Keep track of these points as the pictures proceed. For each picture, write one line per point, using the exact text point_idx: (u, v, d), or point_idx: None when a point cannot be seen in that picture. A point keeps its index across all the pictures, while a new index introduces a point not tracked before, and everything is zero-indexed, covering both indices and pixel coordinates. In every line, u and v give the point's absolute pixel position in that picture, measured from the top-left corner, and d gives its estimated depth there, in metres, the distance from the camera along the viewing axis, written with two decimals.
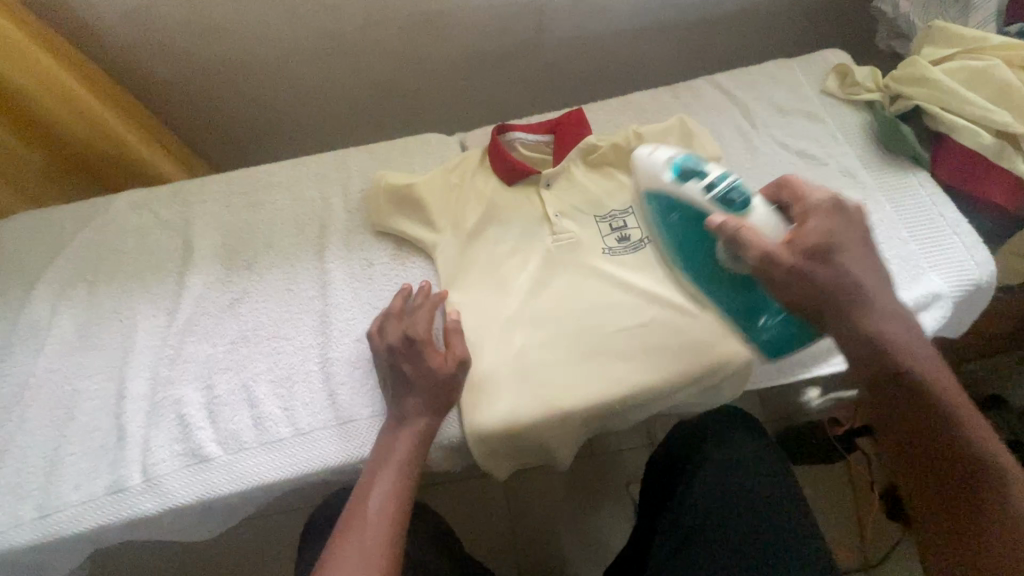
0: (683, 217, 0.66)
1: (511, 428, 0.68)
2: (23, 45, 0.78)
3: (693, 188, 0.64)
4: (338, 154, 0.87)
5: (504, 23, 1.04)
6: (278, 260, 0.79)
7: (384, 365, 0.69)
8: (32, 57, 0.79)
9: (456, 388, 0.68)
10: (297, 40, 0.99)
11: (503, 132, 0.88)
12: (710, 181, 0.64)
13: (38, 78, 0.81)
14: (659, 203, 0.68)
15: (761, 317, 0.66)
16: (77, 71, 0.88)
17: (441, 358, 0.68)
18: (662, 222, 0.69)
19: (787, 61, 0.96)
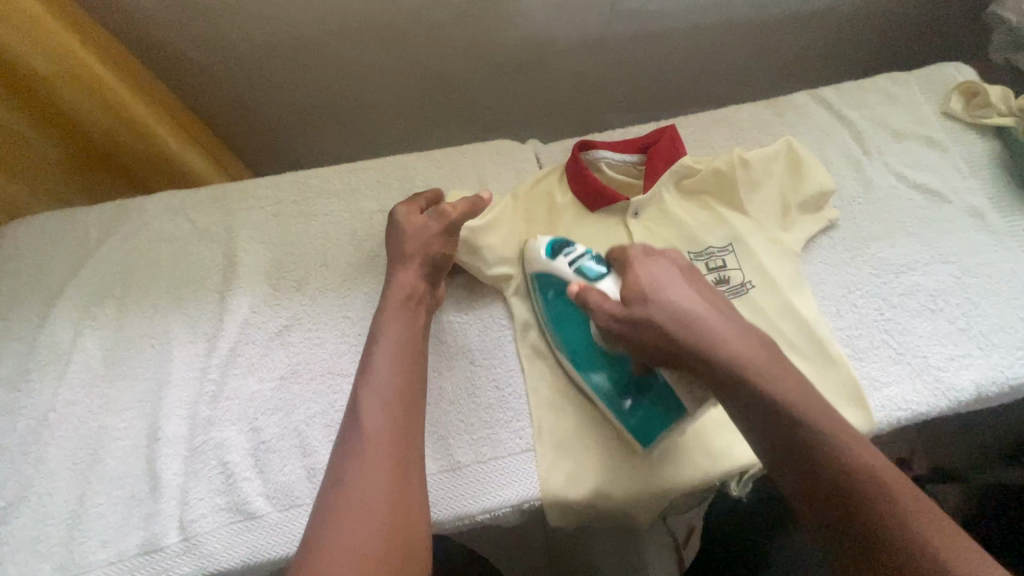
0: (570, 310, 0.64)
1: (600, 500, 0.59)
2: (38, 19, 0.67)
3: (562, 269, 0.61)
4: (397, 161, 0.77)
5: (578, 15, 0.93)
6: (332, 283, 0.69)
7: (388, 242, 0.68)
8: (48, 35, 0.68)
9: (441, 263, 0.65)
10: (347, 26, 0.88)
11: (585, 149, 0.74)
12: (576, 259, 0.61)
13: (66, 67, 0.72)
14: (541, 279, 0.65)
15: (598, 373, 0.62)
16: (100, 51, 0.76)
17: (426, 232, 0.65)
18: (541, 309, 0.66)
19: (899, 76, 0.86)
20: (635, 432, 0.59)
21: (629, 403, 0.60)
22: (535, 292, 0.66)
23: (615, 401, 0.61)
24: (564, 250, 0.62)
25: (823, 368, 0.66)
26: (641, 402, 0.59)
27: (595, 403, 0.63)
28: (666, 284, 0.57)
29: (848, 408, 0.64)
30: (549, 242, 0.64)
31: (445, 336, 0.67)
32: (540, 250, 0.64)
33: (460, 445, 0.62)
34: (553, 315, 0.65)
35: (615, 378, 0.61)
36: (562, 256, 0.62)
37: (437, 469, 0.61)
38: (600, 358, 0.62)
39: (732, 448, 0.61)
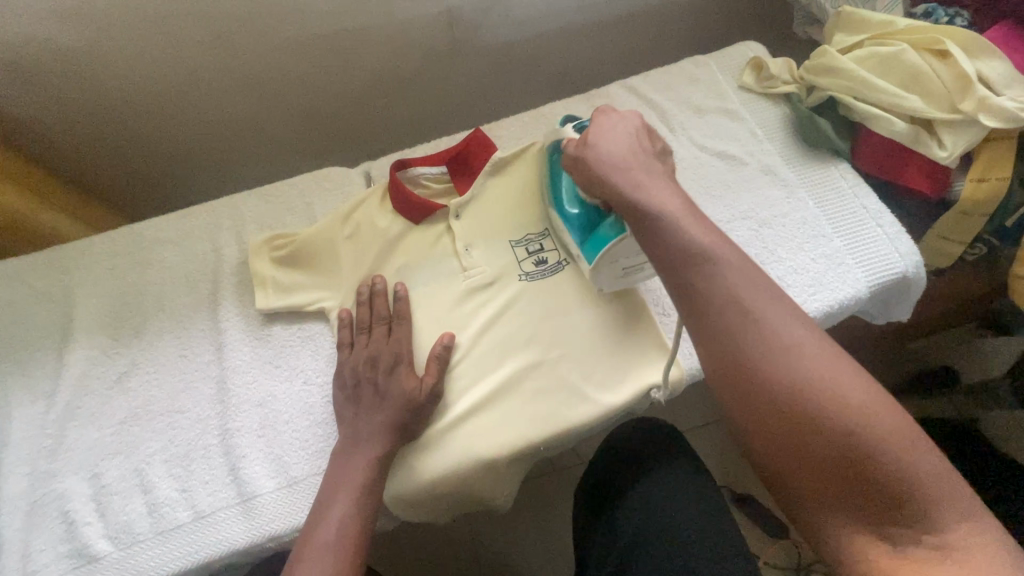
0: (560, 168, 0.73)
1: (436, 483, 0.65)
2: None
3: (566, 131, 0.71)
4: (230, 199, 0.81)
5: (409, 39, 1.00)
6: (169, 324, 0.72)
7: (344, 391, 0.66)
8: None
9: (423, 406, 0.66)
10: (192, 74, 0.94)
11: (403, 168, 0.80)
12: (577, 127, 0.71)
13: None
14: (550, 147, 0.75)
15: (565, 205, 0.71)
16: None
17: (413, 380, 0.66)
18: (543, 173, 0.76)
19: (700, 60, 0.94)
20: (585, 253, 0.69)
21: (582, 238, 0.70)
22: (545, 155, 0.76)
23: (574, 234, 0.70)
24: (573, 122, 0.73)
25: (637, 329, 0.72)
26: (594, 234, 0.68)
27: (564, 237, 0.73)
28: (607, 140, 0.62)
29: (654, 362, 0.70)
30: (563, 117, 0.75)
31: (280, 359, 0.71)
32: (557, 124, 0.75)
33: (296, 461, 0.66)
34: (552, 169, 0.74)
35: (578, 225, 0.70)
36: (569, 124, 0.72)
37: (272, 486, 0.64)
38: (572, 198, 0.71)
39: (553, 416, 0.67)
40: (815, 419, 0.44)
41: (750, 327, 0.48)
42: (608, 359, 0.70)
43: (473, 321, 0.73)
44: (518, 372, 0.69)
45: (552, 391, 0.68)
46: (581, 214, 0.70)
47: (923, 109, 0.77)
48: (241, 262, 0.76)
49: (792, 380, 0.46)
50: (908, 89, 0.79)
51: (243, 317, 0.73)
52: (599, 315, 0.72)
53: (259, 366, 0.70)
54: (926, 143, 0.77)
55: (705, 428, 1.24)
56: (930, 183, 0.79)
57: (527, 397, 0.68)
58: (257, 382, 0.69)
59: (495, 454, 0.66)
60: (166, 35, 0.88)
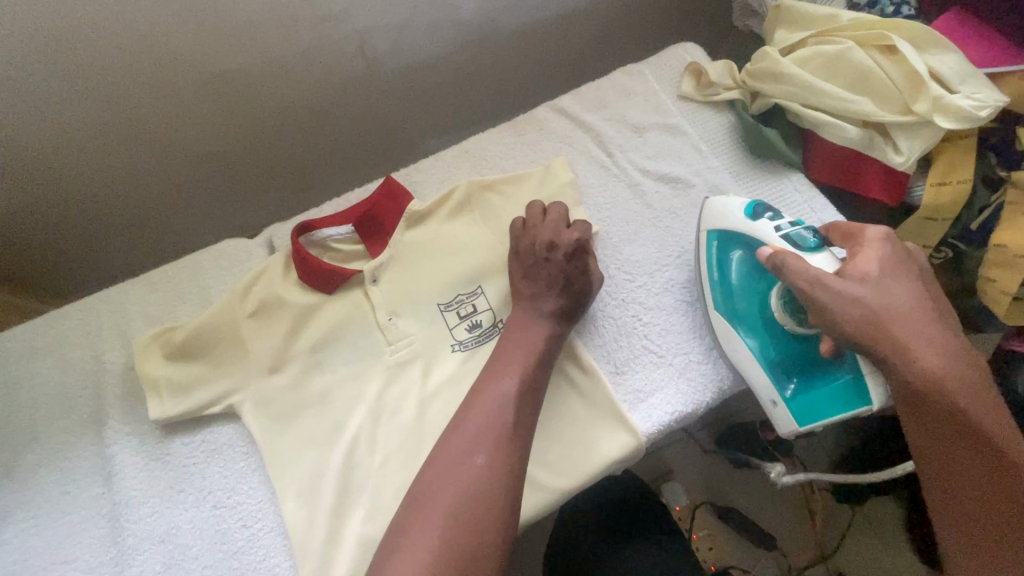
0: (743, 272, 0.66)
1: None
2: None
3: (763, 229, 0.63)
4: (110, 291, 0.69)
5: (312, 71, 0.88)
6: (46, 454, 0.62)
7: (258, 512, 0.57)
8: None
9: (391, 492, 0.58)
10: (58, 142, 0.81)
11: (308, 232, 0.70)
12: (786, 228, 0.62)
13: None
14: (728, 244, 0.66)
15: (755, 346, 0.64)
16: None
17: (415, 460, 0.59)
18: (707, 271, 0.67)
19: (634, 67, 0.85)
20: (793, 406, 0.61)
21: (792, 388, 0.62)
22: (709, 246, 0.67)
23: (777, 378, 0.63)
24: (768, 214, 0.64)
25: (585, 397, 0.64)
26: (816, 383, 0.61)
27: (741, 363, 0.64)
28: (885, 277, 0.56)
29: (612, 430, 0.62)
30: (751, 203, 0.66)
31: (183, 480, 0.61)
32: (736, 210, 0.66)
33: None
34: (739, 283, 0.66)
35: (782, 360, 0.63)
36: (766, 219, 0.64)
37: None
38: (769, 333, 0.64)
39: None
40: (1002, 499, 0.49)
41: (965, 411, 0.51)
42: (559, 435, 0.62)
43: (405, 403, 0.64)
44: None
45: None
46: (775, 341, 0.64)
47: (876, 113, 0.70)
48: (128, 366, 0.66)
49: (986, 462, 0.50)
50: (857, 91, 0.72)
51: (133, 433, 0.63)
52: (548, 385, 0.65)
53: (158, 494, 0.60)
54: (881, 149, 0.71)
55: (683, 444, 1.17)
56: (888, 191, 0.73)
57: None
58: (156, 514, 0.60)
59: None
60: (19, 98, 0.75)
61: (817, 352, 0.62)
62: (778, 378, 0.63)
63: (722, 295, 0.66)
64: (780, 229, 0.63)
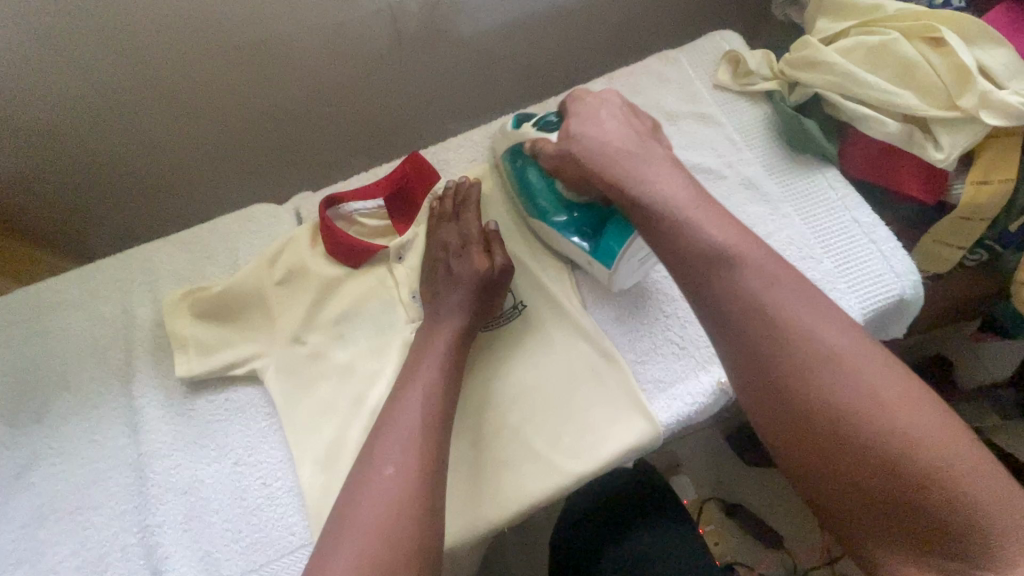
0: (535, 175, 0.68)
1: None
2: None
3: (523, 129, 0.69)
4: (142, 250, 0.71)
5: (348, 43, 0.88)
6: (76, 404, 0.64)
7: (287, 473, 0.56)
8: None
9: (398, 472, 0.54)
10: (95, 99, 0.81)
11: (334, 205, 0.70)
12: (536, 120, 0.69)
13: None
14: (511, 153, 0.71)
15: (558, 221, 0.66)
16: None
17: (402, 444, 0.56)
18: (511, 185, 0.71)
19: (669, 55, 0.84)
20: (599, 258, 0.64)
21: (589, 241, 0.65)
22: (504, 167, 0.72)
23: (578, 240, 0.65)
24: (529, 119, 0.71)
25: (604, 380, 0.64)
26: (602, 235, 0.64)
27: (557, 243, 0.68)
28: None
29: (631, 414, 0.62)
30: (515, 117, 0.72)
31: (205, 436, 0.62)
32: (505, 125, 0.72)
33: (229, 558, 0.58)
34: (522, 178, 0.70)
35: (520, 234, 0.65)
36: (525, 122, 0.70)
37: None
38: (556, 204, 0.67)
39: (515, 487, 0.59)
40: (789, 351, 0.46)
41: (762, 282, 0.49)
42: (578, 415, 0.62)
43: None
44: (480, 441, 0.61)
45: (517, 462, 0.60)
46: (577, 213, 0.66)
47: (919, 106, 0.68)
48: (157, 324, 0.67)
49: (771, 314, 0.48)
50: (900, 83, 0.70)
51: (159, 389, 0.64)
52: (571, 367, 0.64)
53: (181, 448, 0.62)
54: (920, 145, 0.69)
55: (692, 440, 1.16)
56: (927, 188, 0.71)
57: (492, 469, 0.60)
58: (179, 467, 0.61)
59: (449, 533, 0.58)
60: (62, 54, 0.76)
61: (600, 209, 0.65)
62: (576, 239, 0.65)
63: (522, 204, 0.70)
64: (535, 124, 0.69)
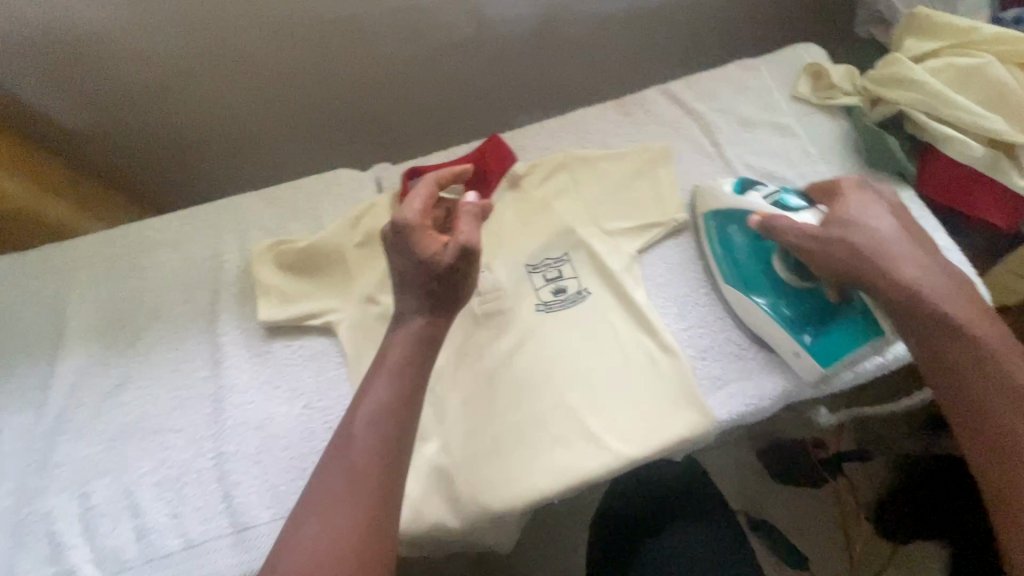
0: (746, 243, 0.68)
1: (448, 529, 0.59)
2: None
3: (753, 200, 0.66)
4: (235, 201, 0.76)
5: (437, 26, 0.92)
6: (164, 335, 0.68)
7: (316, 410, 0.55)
8: None
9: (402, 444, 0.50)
10: (199, 56, 0.87)
11: (416, 177, 0.73)
12: (769, 194, 0.67)
13: None
14: (721, 219, 0.69)
15: (770, 304, 0.65)
16: None
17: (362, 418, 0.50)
18: (711, 249, 0.70)
19: (750, 62, 0.85)
20: (816, 354, 0.63)
21: (809, 335, 0.63)
22: (708, 229, 0.70)
23: (795, 332, 0.64)
24: (754, 188, 0.68)
25: (663, 369, 0.65)
26: (829, 329, 0.63)
27: (763, 327, 0.66)
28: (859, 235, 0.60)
29: (688, 406, 0.63)
30: (736, 181, 0.70)
31: (278, 378, 0.66)
32: (726, 188, 0.69)
33: (293, 493, 0.61)
34: (731, 249, 0.68)
35: (801, 317, 0.64)
36: (752, 191, 0.67)
37: (267, 517, 0.60)
38: (775, 289, 0.66)
39: (567, 462, 0.60)
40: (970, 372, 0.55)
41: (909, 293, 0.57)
42: (635, 401, 0.63)
43: (490, 346, 0.66)
44: (535, 414, 0.62)
45: (570, 438, 0.61)
46: (795, 300, 0.65)
47: (1010, 131, 0.67)
48: (243, 270, 0.71)
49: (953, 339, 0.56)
50: (991, 107, 0.69)
51: (241, 331, 0.68)
52: (632, 354, 0.65)
53: (256, 387, 0.66)
54: (1004, 171, 0.68)
55: (725, 452, 1.16)
56: (1005, 217, 0.70)
57: (546, 442, 0.61)
58: (254, 404, 0.65)
59: (480, 494, 0.59)
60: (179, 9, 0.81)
61: (824, 299, 0.64)
62: (794, 331, 0.64)
63: (725, 274, 0.68)
64: (768, 198, 0.66)
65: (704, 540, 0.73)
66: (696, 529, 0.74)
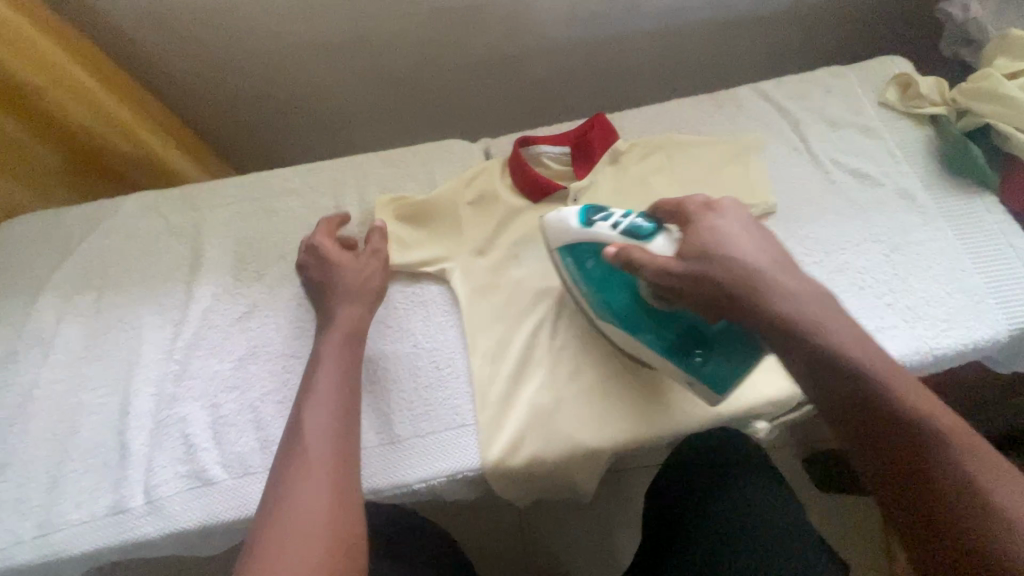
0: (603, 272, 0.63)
1: (544, 463, 0.64)
2: (29, 35, 0.75)
3: (601, 230, 0.61)
4: (355, 159, 0.83)
5: (541, 18, 0.98)
6: (289, 271, 0.75)
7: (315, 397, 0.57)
8: (40, 51, 0.76)
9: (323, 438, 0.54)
10: (322, 31, 0.94)
11: (527, 145, 0.81)
12: (618, 220, 0.61)
13: (67, 83, 0.80)
14: (574, 253, 0.64)
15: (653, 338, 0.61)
16: (93, 69, 0.85)
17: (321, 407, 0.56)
18: (575, 283, 0.66)
19: (840, 69, 0.89)
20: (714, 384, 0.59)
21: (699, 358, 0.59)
22: (566, 265, 0.65)
23: (681, 360, 0.60)
24: (599, 215, 0.62)
25: None
26: (713, 358, 0.58)
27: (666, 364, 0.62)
28: None
29: (773, 373, 0.67)
30: (581, 210, 0.63)
31: (391, 318, 0.73)
32: (572, 219, 0.63)
33: (402, 420, 0.67)
34: (595, 283, 0.64)
35: (678, 345, 0.60)
36: (600, 221, 0.61)
37: (378, 440, 0.67)
38: (652, 323, 0.62)
39: (657, 412, 0.66)
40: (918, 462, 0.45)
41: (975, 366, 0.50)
42: None
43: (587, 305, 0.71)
44: (627, 367, 0.68)
45: (660, 391, 0.67)
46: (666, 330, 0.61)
47: None
48: (362, 220, 0.78)
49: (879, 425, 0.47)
50: None
51: None
52: None
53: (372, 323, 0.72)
54: None
55: None
56: None
57: (637, 392, 0.67)
58: (369, 338, 0.72)
59: (575, 431, 0.65)
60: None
61: (694, 323, 0.59)
62: (684, 360, 0.60)
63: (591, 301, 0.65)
64: (616, 226, 0.60)
65: (779, 498, 0.63)
66: (771, 486, 0.65)
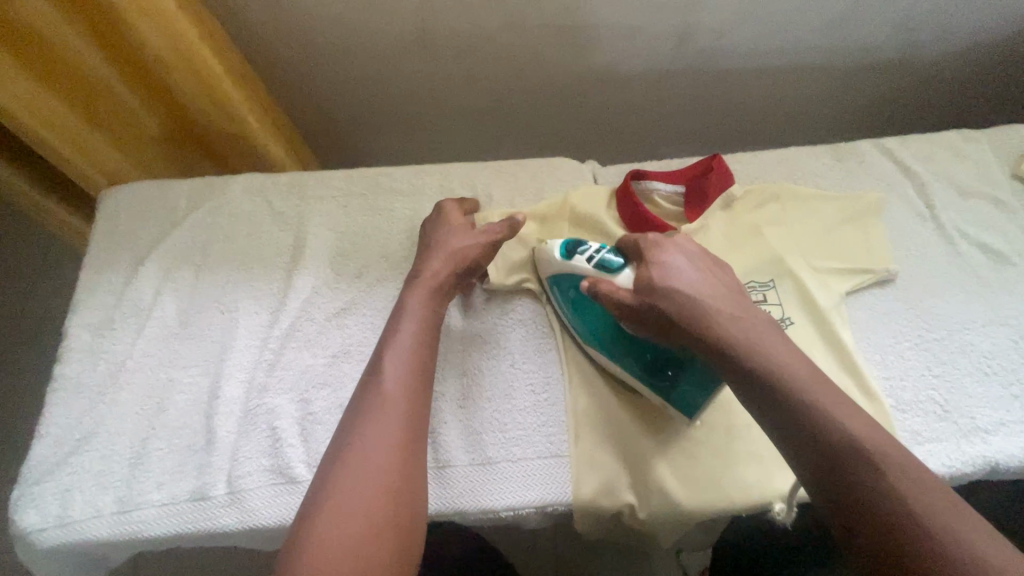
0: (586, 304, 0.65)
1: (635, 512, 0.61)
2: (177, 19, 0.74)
3: (578, 264, 0.64)
4: (463, 168, 0.82)
5: (657, 50, 0.96)
6: (389, 273, 0.74)
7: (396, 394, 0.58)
8: (182, 32, 0.75)
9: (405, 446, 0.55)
10: (438, 42, 0.93)
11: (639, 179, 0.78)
12: (593, 254, 0.63)
13: (195, 67, 0.79)
14: (560, 283, 0.67)
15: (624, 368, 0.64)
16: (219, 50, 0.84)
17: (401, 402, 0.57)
18: (563, 313, 0.68)
19: (971, 133, 0.85)
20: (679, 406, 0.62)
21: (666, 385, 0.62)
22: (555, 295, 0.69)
23: (661, 388, 0.62)
24: (577, 248, 0.64)
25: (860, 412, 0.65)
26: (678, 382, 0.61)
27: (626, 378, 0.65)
28: None
29: None
30: (564, 243, 0.66)
31: (489, 333, 0.70)
32: (556, 252, 0.66)
33: (493, 442, 0.65)
34: (578, 312, 0.67)
35: (653, 366, 0.63)
36: (576, 256, 0.64)
37: (468, 460, 0.64)
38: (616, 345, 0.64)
39: (761, 478, 0.61)
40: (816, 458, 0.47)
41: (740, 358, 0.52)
42: None
43: None
44: (730, 426, 0.64)
45: (765, 456, 0.62)
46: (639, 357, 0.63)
47: None
48: None
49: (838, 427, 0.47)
50: None
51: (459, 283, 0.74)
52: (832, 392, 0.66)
53: (468, 336, 0.70)
54: None
55: None
56: None
57: (739, 455, 0.63)
58: (466, 351, 0.69)
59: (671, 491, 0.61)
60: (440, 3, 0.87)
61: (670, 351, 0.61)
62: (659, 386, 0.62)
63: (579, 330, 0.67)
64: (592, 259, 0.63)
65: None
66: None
